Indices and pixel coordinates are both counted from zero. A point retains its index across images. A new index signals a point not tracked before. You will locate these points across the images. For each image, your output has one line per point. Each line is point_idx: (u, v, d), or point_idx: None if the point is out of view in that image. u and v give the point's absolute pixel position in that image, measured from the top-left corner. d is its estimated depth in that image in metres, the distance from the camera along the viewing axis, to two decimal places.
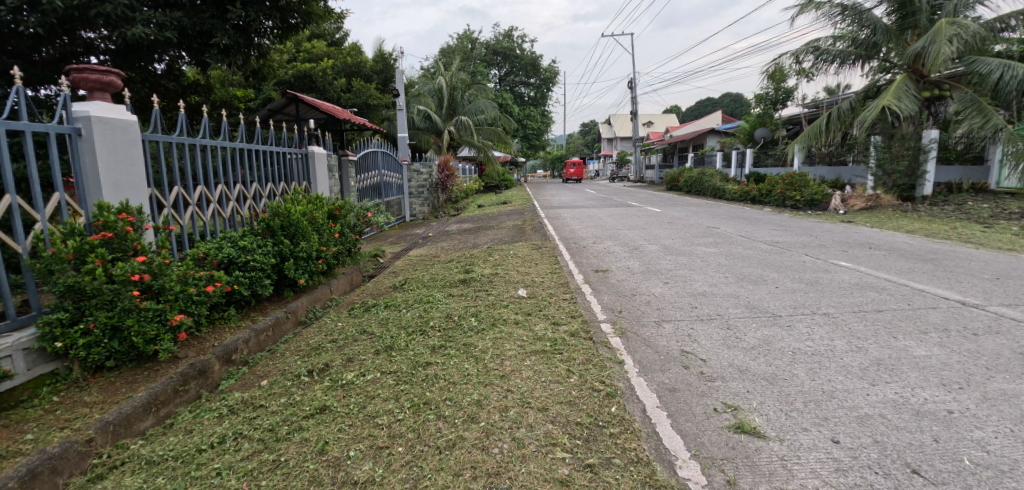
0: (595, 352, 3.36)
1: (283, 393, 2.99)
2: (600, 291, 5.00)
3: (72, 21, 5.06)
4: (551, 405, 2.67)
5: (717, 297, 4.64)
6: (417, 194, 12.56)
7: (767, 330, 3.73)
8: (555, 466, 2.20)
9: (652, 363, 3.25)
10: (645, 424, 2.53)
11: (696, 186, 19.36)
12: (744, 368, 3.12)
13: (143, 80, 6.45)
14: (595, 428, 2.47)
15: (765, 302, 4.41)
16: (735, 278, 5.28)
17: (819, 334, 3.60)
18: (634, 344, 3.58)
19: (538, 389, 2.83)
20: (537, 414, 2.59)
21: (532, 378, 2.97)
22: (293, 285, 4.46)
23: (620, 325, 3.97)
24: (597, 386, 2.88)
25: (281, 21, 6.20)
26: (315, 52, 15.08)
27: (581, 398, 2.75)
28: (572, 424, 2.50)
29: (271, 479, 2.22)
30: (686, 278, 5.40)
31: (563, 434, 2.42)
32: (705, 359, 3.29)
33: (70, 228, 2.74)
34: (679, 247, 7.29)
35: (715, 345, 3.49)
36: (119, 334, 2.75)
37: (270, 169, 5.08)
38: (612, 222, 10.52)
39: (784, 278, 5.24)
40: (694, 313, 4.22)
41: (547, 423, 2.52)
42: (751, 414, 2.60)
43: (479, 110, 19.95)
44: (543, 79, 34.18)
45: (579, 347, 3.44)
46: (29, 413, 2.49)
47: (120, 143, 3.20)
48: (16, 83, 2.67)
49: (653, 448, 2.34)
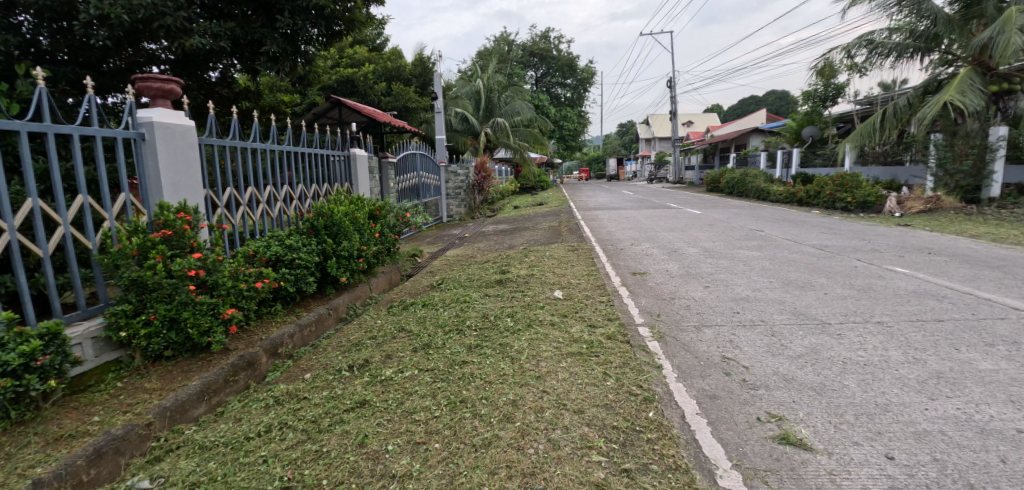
0: (633, 356, 3.34)
1: (325, 387, 3.12)
2: (637, 294, 4.96)
3: (138, 34, 5.36)
4: (587, 408, 2.68)
5: (760, 302, 4.53)
6: (454, 195, 12.79)
7: (815, 338, 3.62)
8: (590, 469, 2.21)
9: (691, 369, 3.21)
10: (684, 431, 2.51)
11: (738, 187, 18.84)
12: (791, 377, 3.04)
13: (199, 88, 6.78)
14: (632, 433, 2.47)
15: (812, 309, 4.28)
16: (779, 283, 5.14)
17: (872, 344, 3.46)
18: (673, 349, 3.54)
19: (573, 392, 2.85)
20: (573, 416, 2.60)
21: (568, 380, 2.99)
22: (334, 283, 4.63)
23: (658, 329, 3.92)
24: (634, 390, 2.87)
25: (327, 28, 6.44)
26: (357, 57, 15.46)
27: (617, 402, 2.75)
28: (608, 428, 2.51)
29: (313, 469, 2.33)
30: (727, 282, 5.27)
31: (599, 437, 2.43)
32: (748, 366, 3.22)
33: (134, 226, 2.94)
34: (720, 250, 7.14)
35: (759, 352, 3.42)
36: (177, 326, 2.94)
37: (315, 171, 5.26)
38: (650, 224, 10.39)
39: (833, 284, 5.06)
40: (735, 319, 4.13)
41: (583, 425, 2.53)
42: (797, 425, 2.53)
43: (517, 111, 20.19)
44: (579, 80, 34.08)
45: (615, 350, 3.43)
46: (96, 396, 2.68)
47: (179, 147, 3.40)
48: (89, 92, 2.88)
49: (692, 456, 2.32)
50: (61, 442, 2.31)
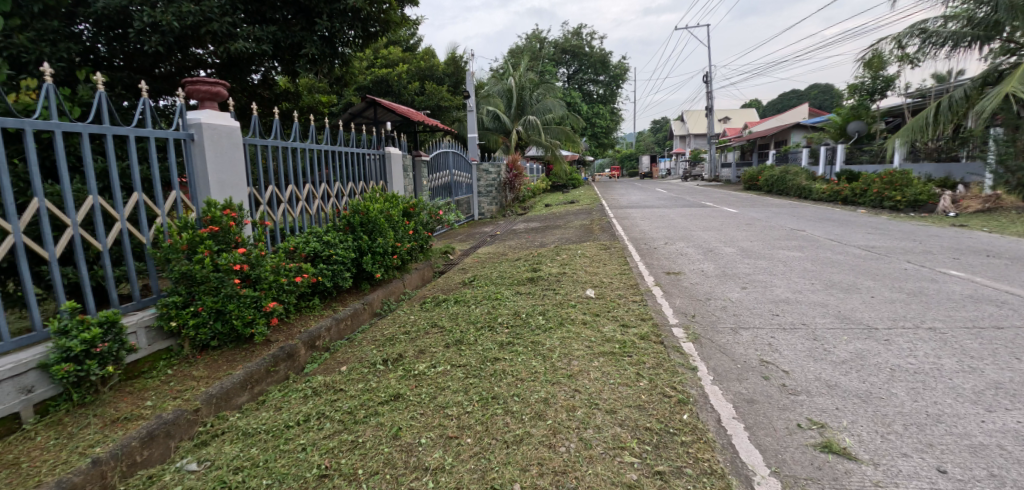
0: (666, 357, 3.31)
1: (360, 379, 3.22)
2: (671, 294, 4.90)
3: (187, 40, 5.61)
4: (619, 408, 2.68)
5: (801, 305, 4.41)
6: (485, 193, 12.93)
7: (861, 343, 3.50)
8: (623, 470, 2.21)
9: (727, 372, 3.16)
10: (720, 436, 2.48)
11: (777, 185, 18.30)
12: (834, 383, 2.96)
13: (243, 90, 7.04)
14: (665, 435, 2.46)
15: (857, 313, 4.13)
16: (822, 285, 4.98)
17: (923, 351, 3.33)
18: (708, 350, 3.49)
19: (606, 391, 2.85)
20: (605, 416, 2.61)
21: (600, 380, 2.99)
22: (369, 279, 4.75)
23: (693, 331, 3.87)
24: (667, 391, 2.85)
25: (363, 30, 6.60)
26: (391, 57, 15.73)
27: (651, 403, 2.74)
28: (641, 429, 2.50)
29: (350, 458, 2.41)
30: (765, 283, 5.15)
31: (631, 438, 2.43)
32: (788, 370, 3.15)
33: (184, 222, 3.10)
34: (758, 250, 6.97)
35: (799, 356, 3.34)
36: (222, 317, 3.08)
37: (351, 170, 5.40)
38: (685, 223, 10.22)
39: (880, 287, 4.87)
40: (773, 321, 4.03)
41: (615, 425, 2.54)
42: (840, 433, 2.47)
43: (548, 109, 20.33)
44: (612, 77, 33.74)
45: (649, 350, 3.41)
46: (149, 382, 2.85)
47: (226, 146, 3.56)
48: (144, 95, 3.05)
49: (728, 461, 2.29)
50: (117, 424, 2.46)
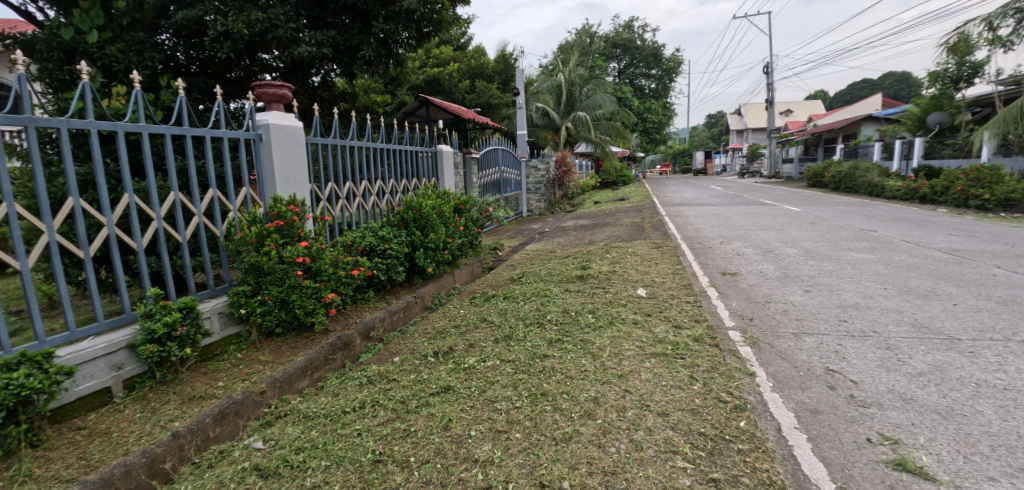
0: (722, 361, 3.23)
1: (412, 370, 3.33)
2: (727, 295, 4.77)
3: (255, 46, 5.95)
4: (671, 411, 2.65)
5: (872, 311, 4.18)
6: (534, 190, 12.96)
7: (941, 355, 3.28)
8: (675, 475, 2.20)
9: (789, 379, 3.05)
10: (780, 445, 2.40)
11: (845, 182, 17.31)
12: (909, 397, 2.79)
13: (305, 92, 7.39)
14: (721, 442, 2.41)
15: (937, 322, 3.87)
16: (896, 291, 4.69)
17: (1015, 366, 3.08)
18: (767, 356, 3.38)
19: (657, 393, 2.83)
20: (657, 419, 2.59)
21: (651, 381, 2.97)
22: (421, 273, 4.90)
23: (751, 334, 3.76)
24: (723, 396, 2.79)
25: (416, 31, 6.78)
26: (443, 56, 16.03)
27: (705, 407, 2.69)
28: (694, 434, 2.47)
29: (402, 446, 2.51)
30: (832, 287, 4.90)
31: (684, 443, 2.41)
32: (856, 381, 3.00)
33: (253, 217, 3.31)
34: (824, 251, 6.64)
35: (870, 366, 3.17)
36: (286, 306, 3.27)
37: (405, 167, 5.58)
38: (742, 221, 9.86)
39: (964, 294, 4.53)
40: (839, 327, 3.84)
41: (667, 429, 2.51)
42: (916, 451, 2.33)
43: (598, 104, 20.17)
44: (665, 70, 32.93)
45: (703, 353, 3.34)
46: (221, 364, 3.07)
47: (290, 145, 3.77)
48: (219, 98, 3.28)
49: (789, 473, 2.21)
50: (194, 402, 2.67)
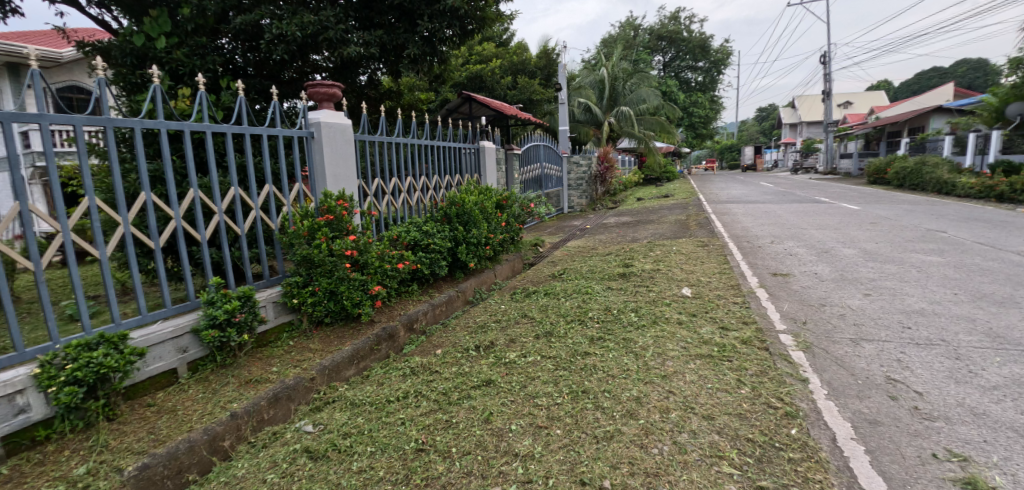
0: (772, 365, 3.14)
1: (454, 363, 3.41)
2: (778, 297, 4.61)
3: (307, 47, 6.17)
4: (717, 415, 2.60)
5: (940, 318, 3.94)
6: (575, 186, 12.84)
7: (1017, 368, 3.07)
8: (721, 480, 2.16)
9: (845, 387, 2.93)
10: (835, 456, 2.31)
11: (910, 178, 16.34)
12: (981, 412, 2.63)
13: (352, 91, 7.62)
14: (770, 449, 2.35)
15: (1013, 331, 3.61)
16: (967, 297, 4.40)
17: None
18: (821, 361, 3.25)
19: (702, 396, 2.78)
20: (702, 422, 2.55)
21: (696, 383, 2.92)
22: (463, 268, 4.98)
23: (803, 339, 3.62)
24: (773, 402, 2.71)
25: (459, 28, 6.88)
26: (485, 53, 16.13)
27: (753, 413, 2.62)
28: (742, 440, 2.41)
29: (444, 436, 2.58)
30: (894, 291, 4.65)
31: (731, 448, 2.36)
32: (921, 392, 2.85)
33: (305, 211, 3.46)
34: (885, 252, 6.30)
35: (936, 377, 3.00)
36: (335, 297, 3.41)
37: (448, 164, 5.67)
38: (794, 220, 9.48)
39: None
40: (901, 335, 3.65)
41: (713, 433, 2.47)
42: (988, 470, 2.19)
43: (642, 99, 19.82)
44: (713, 62, 31.95)
45: (751, 356, 3.25)
46: (275, 350, 3.23)
47: (340, 142, 3.91)
48: (274, 98, 3.44)
49: (843, 485, 2.13)
50: (250, 385, 2.83)
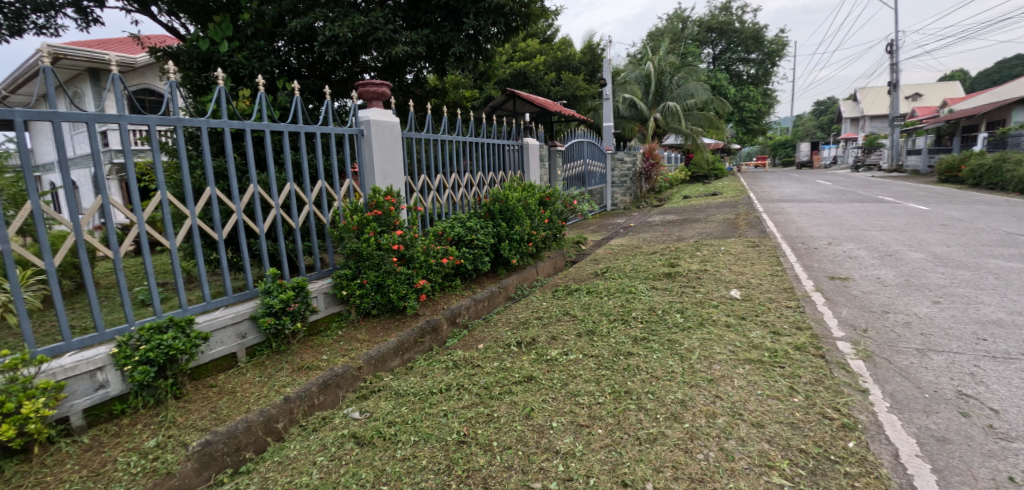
0: (828, 373, 3.01)
1: (495, 358, 3.45)
2: (836, 302, 4.40)
3: (358, 48, 6.37)
4: (768, 423, 2.53)
5: (1020, 330, 3.66)
6: (619, 183, 12.67)
7: None
8: None
9: (910, 400, 2.77)
10: (896, 473, 2.20)
11: (988, 176, 15.18)
12: None
13: (400, 90, 7.80)
14: (824, 461, 2.26)
15: None
16: None
17: None
18: (883, 372, 3.09)
19: (752, 402, 2.70)
20: (751, 429, 2.48)
21: (745, 389, 2.84)
22: (506, 264, 5.03)
23: (864, 347, 3.44)
24: (829, 413, 2.60)
25: (504, 25, 6.92)
26: (529, 50, 16.11)
27: (807, 423, 2.53)
28: (794, 450, 2.33)
29: (486, 430, 2.62)
30: (967, 300, 4.35)
31: (782, 458, 2.29)
32: (996, 409, 2.65)
33: (355, 206, 3.59)
34: (957, 257, 5.89)
35: (1015, 394, 2.78)
36: (382, 289, 3.52)
37: (492, 161, 5.73)
38: (854, 220, 9.01)
39: None
40: (975, 347, 3.41)
41: (762, 441, 2.40)
42: None
43: (689, 93, 19.32)
44: (766, 54, 30.74)
45: (806, 363, 3.13)
46: (325, 339, 3.37)
47: (388, 140, 4.02)
48: (327, 97, 3.57)
49: None
50: (302, 372, 2.97)
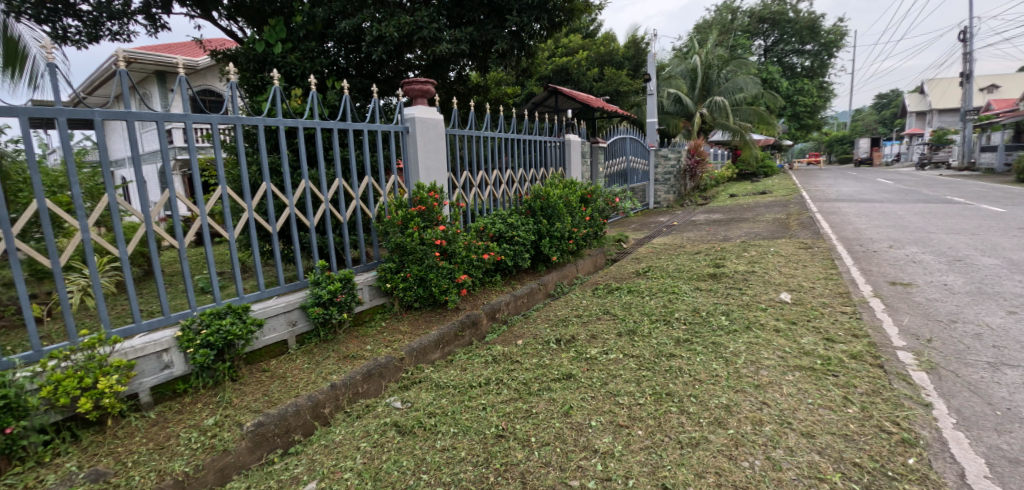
0: (886, 385, 2.86)
1: (534, 354, 3.47)
2: (897, 310, 4.17)
3: (403, 46, 6.50)
4: (819, 433, 2.44)
5: None
6: (663, 181, 12.44)
7: None
8: None
9: (977, 416, 2.60)
10: None
11: None
12: None
13: (443, 88, 7.91)
14: (880, 477, 2.16)
15: None
16: None
17: None
18: (948, 385, 2.91)
19: (801, 411, 2.61)
20: (800, 439, 2.40)
21: (795, 397, 2.75)
22: (546, 261, 5.04)
23: (927, 358, 3.25)
24: (887, 426, 2.48)
25: (548, 21, 6.92)
26: (572, 45, 15.96)
27: (862, 435, 2.42)
28: (847, 463, 2.24)
29: (524, 425, 2.65)
30: None
31: (833, 471, 2.20)
32: None
33: (399, 201, 3.69)
34: None
35: None
36: (424, 283, 3.61)
37: (534, 157, 5.74)
38: (918, 222, 8.50)
39: None
40: None
41: (812, 452, 2.32)
42: None
43: (739, 88, 18.69)
44: (823, 45, 29.36)
45: (861, 373, 2.99)
46: (369, 329, 3.49)
47: (432, 136, 4.10)
48: (374, 95, 3.68)
49: None
50: (348, 360, 3.08)
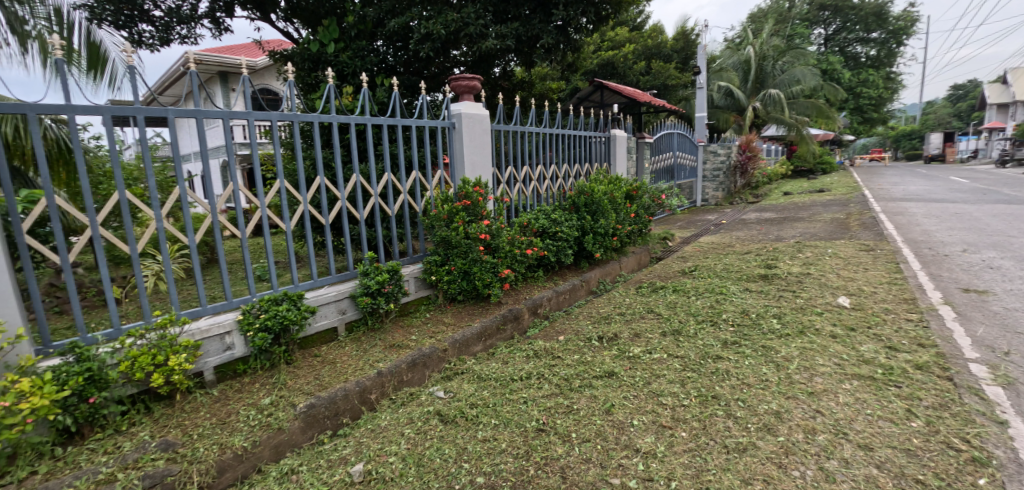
0: (955, 399, 2.69)
1: (576, 351, 3.47)
2: (970, 319, 3.89)
3: (450, 43, 6.59)
4: (878, 446, 2.33)
5: None
6: (712, 178, 12.11)
7: None
8: None
9: None
10: None
11: None
12: None
13: (488, 83, 7.97)
14: None
15: None
16: None
17: None
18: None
19: (859, 422, 2.50)
20: (856, 451, 2.30)
21: (852, 407, 2.63)
22: (589, 258, 5.02)
23: (1004, 371, 3.02)
24: (955, 443, 2.33)
25: (594, 14, 6.85)
26: (618, 38, 15.64)
27: (926, 450, 2.29)
28: (908, 479, 2.13)
29: (565, 420, 2.66)
30: None
31: (892, 486, 2.10)
32: None
33: (446, 195, 3.78)
34: None
35: None
36: (468, 276, 3.68)
37: (578, 153, 5.71)
38: (995, 224, 7.89)
39: None
40: None
41: (870, 465, 2.22)
42: None
43: (795, 79, 17.99)
44: (890, 32, 27.59)
45: (927, 385, 2.83)
46: (414, 320, 3.59)
47: (478, 131, 4.15)
48: (422, 92, 3.76)
49: None
50: (393, 349, 3.18)
